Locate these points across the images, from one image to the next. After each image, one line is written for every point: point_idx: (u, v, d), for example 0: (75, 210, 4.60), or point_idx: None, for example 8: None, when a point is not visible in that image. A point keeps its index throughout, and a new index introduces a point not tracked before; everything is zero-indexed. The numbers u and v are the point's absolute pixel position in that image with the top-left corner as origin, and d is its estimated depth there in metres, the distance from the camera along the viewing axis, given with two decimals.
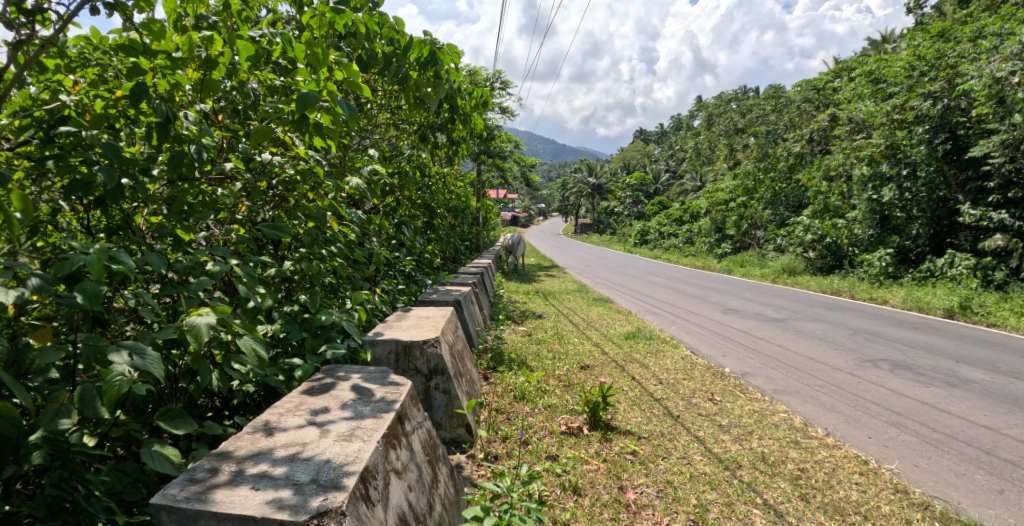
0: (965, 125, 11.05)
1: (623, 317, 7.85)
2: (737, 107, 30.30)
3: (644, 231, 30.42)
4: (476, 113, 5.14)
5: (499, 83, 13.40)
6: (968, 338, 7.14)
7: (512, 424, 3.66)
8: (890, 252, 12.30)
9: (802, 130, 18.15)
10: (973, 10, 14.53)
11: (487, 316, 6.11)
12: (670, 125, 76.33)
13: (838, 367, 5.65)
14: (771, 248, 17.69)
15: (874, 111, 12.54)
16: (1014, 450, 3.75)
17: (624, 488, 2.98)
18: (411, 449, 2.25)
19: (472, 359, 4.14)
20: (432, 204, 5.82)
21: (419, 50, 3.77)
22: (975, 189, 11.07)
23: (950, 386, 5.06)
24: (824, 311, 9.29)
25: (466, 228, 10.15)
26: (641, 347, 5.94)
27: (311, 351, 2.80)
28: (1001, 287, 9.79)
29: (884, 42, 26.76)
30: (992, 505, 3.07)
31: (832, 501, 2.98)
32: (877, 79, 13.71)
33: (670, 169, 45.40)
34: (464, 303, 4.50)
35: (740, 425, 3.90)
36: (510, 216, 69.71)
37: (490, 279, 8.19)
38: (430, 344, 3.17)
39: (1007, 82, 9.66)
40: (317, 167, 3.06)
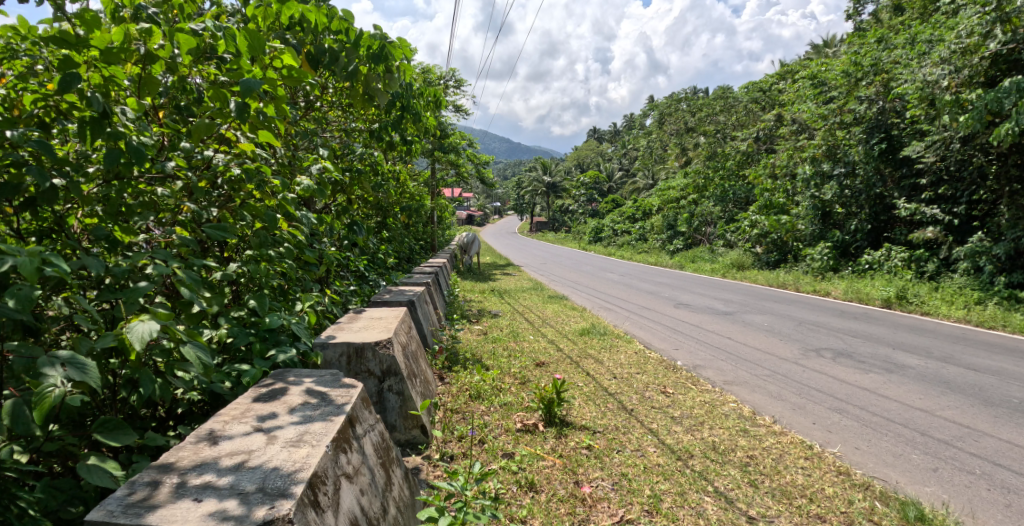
0: (899, 126, 11.68)
1: (578, 314, 7.94)
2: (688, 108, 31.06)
3: (600, 229, 30.83)
4: (430, 110, 5.13)
5: (453, 82, 13.28)
6: (903, 326, 7.54)
7: (467, 423, 3.62)
8: (830, 246, 12.92)
9: (749, 129, 18.79)
10: (906, 16, 15.37)
11: (443, 316, 6.05)
12: (623, 126, 78.32)
13: (785, 357, 5.86)
14: (720, 244, 18.24)
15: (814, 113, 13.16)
16: (947, 430, 3.97)
17: (579, 482, 2.99)
18: (363, 452, 2.19)
19: (427, 359, 4.07)
20: (388, 203, 5.73)
21: (369, 44, 3.74)
22: (910, 186, 11.71)
23: (888, 372, 5.33)
24: (771, 304, 9.64)
25: (421, 227, 10.03)
26: (595, 342, 6.01)
27: (259, 356, 2.71)
28: (933, 278, 10.34)
29: (825, 47, 28.02)
30: (927, 483, 3.25)
31: (780, 486, 3.05)
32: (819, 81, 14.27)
33: (623, 168, 46.42)
34: (418, 303, 4.43)
35: (692, 416, 3.98)
36: (466, 217, 69.54)
37: (445, 278, 8.14)
38: (382, 345, 3.09)
39: (937, 86, 9.69)
40: (262, 164, 3.00)
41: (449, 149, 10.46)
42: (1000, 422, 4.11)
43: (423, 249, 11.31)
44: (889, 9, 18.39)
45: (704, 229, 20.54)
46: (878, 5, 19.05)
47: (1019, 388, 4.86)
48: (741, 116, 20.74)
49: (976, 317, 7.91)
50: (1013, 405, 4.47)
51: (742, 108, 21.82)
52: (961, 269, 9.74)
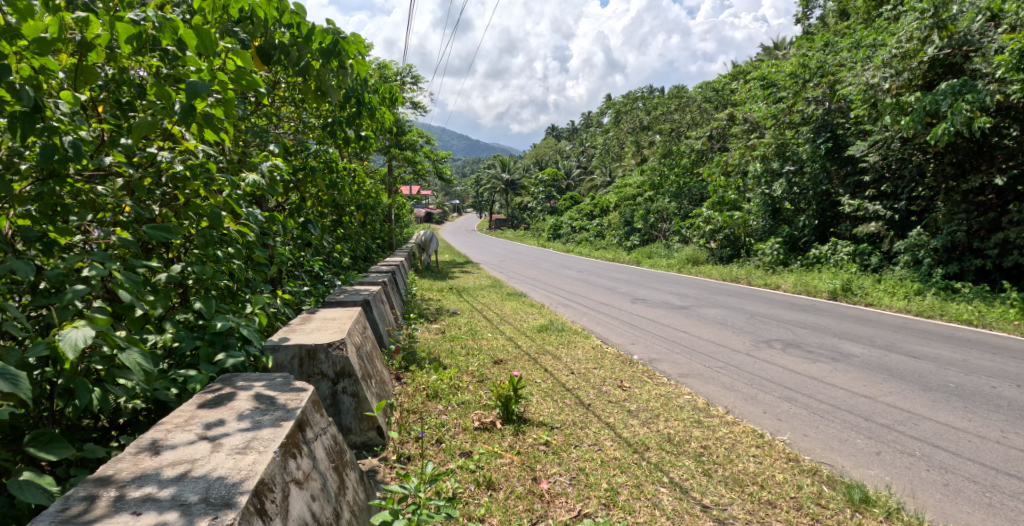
0: (844, 126, 12.18)
1: (537, 311, 7.96)
2: None
3: (559, 226, 31.08)
4: (385, 107, 5.03)
5: (409, 78, 13.08)
6: (849, 317, 7.87)
7: (425, 423, 3.58)
8: (780, 241, 13.38)
9: (703, 128, 19.26)
10: (850, 21, 16.04)
11: (400, 315, 5.96)
12: (580, 125, 79.32)
13: (737, 349, 6.03)
14: (676, 240, 18.65)
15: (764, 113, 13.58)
16: (889, 415, 4.16)
17: (537, 478, 3.00)
18: (314, 456, 2.13)
19: (383, 360, 4.00)
20: (342, 202, 5.60)
21: (321, 38, 3.64)
22: (854, 183, 12.24)
23: (834, 361, 5.56)
24: (724, 297, 9.92)
25: (378, 226, 9.87)
26: (553, 339, 6.05)
27: (207, 360, 2.60)
28: (877, 270, 10.84)
29: (775, 49, 28.95)
30: (871, 466, 3.40)
31: (732, 474, 3.14)
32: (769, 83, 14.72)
33: (581, 165, 46.94)
34: (373, 303, 4.35)
35: (648, 409, 4.05)
36: (426, 215, 68.93)
37: (403, 277, 8.03)
38: (336, 347, 3.02)
39: (879, 89, 10.03)
40: (209, 162, 2.88)
41: (405, 146, 10.31)
42: (937, 406, 4.35)
43: (381, 248, 11.13)
44: (834, 14, 19.14)
45: (660, 225, 20.96)
46: (824, 8, 19.78)
47: (953, 373, 5.15)
48: (695, 115, 21.23)
49: (915, 307, 8.33)
50: (949, 389, 4.72)
51: (696, 107, 22.32)
52: (902, 262, 10.25)
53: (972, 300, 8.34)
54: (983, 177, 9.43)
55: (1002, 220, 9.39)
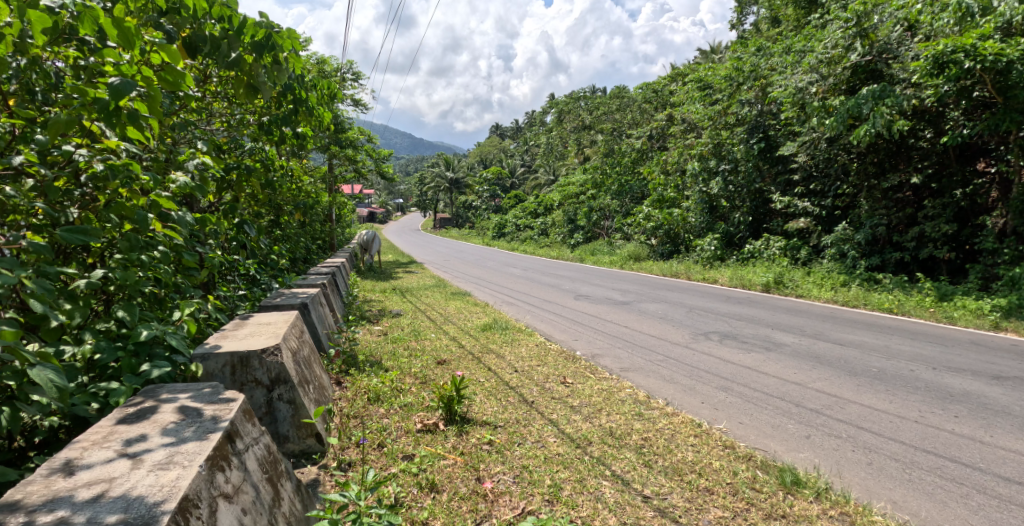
0: (775, 127, 12.78)
1: (481, 310, 7.94)
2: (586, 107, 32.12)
3: (503, 225, 31.21)
4: (323, 104, 4.89)
5: (351, 75, 12.76)
6: (780, 308, 8.28)
7: (366, 428, 3.50)
8: (717, 237, 13.93)
9: (643, 128, 19.78)
10: (780, 28, 16.87)
11: (340, 318, 5.81)
12: (524, 123, 79.84)
13: (676, 342, 6.23)
14: (618, 237, 19.08)
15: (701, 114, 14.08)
16: (817, 400, 4.40)
17: (481, 478, 3.00)
18: (246, 468, 2.04)
19: (322, 365, 3.89)
20: (279, 201, 5.40)
21: (254, 32, 3.48)
22: (784, 181, 12.88)
23: (767, 350, 5.83)
24: (664, 292, 10.23)
25: (319, 226, 9.58)
26: (497, 337, 6.05)
27: (131, 372, 2.45)
28: (806, 263, 11.45)
29: (711, 53, 30.06)
30: (801, 449, 3.59)
31: (672, 464, 3.23)
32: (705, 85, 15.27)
33: (525, 164, 47.31)
34: (311, 306, 4.22)
35: (590, 404, 4.11)
36: (370, 215, 67.63)
37: (344, 279, 7.85)
38: (270, 353, 2.91)
39: (807, 92, 10.60)
40: (132, 162, 2.71)
41: (346, 144, 10.05)
42: (860, 390, 4.63)
43: (322, 248, 10.81)
44: (766, 21, 20.07)
45: (603, 222, 21.40)
46: (757, 15, 20.70)
47: (875, 359, 5.51)
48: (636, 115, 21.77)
49: (841, 298, 8.86)
50: (872, 373, 5.05)
51: (637, 107, 22.89)
52: (829, 255, 10.85)
53: (892, 290, 8.95)
54: (901, 176, 10.18)
55: (917, 216, 10.12)
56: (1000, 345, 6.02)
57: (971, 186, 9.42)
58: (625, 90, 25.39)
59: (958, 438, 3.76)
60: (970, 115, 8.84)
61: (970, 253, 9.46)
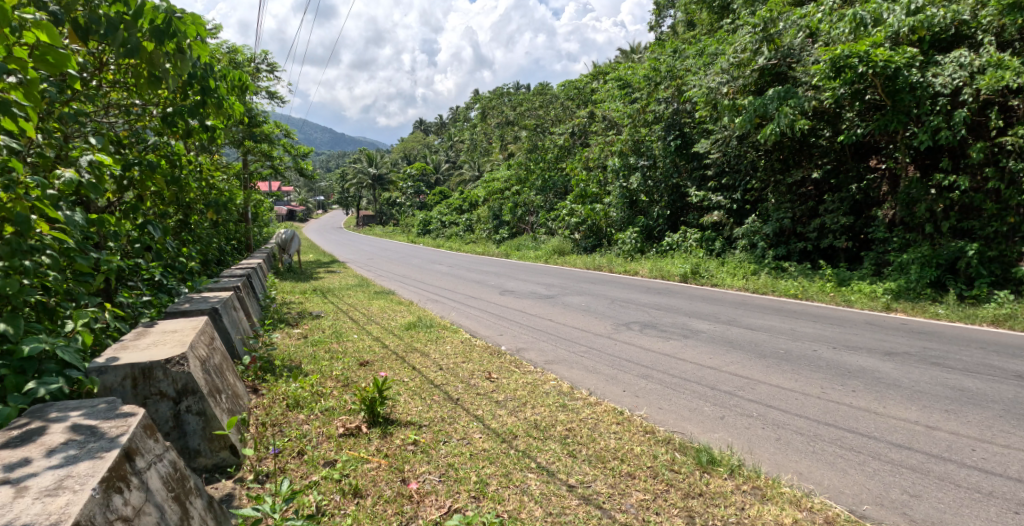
0: (689, 125, 13.44)
1: (405, 309, 7.82)
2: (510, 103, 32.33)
3: (428, 221, 30.89)
4: (234, 96, 4.63)
5: (266, 66, 12.15)
6: (696, 297, 8.75)
7: (284, 436, 3.37)
8: (638, 231, 14.49)
9: (566, 124, 20.19)
10: (694, 31, 17.73)
11: (257, 321, 5.56)
12: (448, 118, 79.29)
13: (599, 333, 6.44)
14: (543, 232, 19.41)
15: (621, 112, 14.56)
16: (730, 382, 4.69)
17: (406, 479, 2.97)
18: (147, 488, 1.90)
19: (235, 372, 3.69)
20: (189, 199, 5.06)
21: (153, 16, 3.23)
22: (699, 177, 13.59)
23: (685, 338, 6.14)
24: (588, 285, 10.53)
25: (233, 225, 9.08)
26: (422, 336, 6.00)
27: (14, 391, 2.23)
28: (720, 254, 12.15)
29: (631, 52, 31.14)
30: (716, 430, 3.81)
31: (595, 452, 3.35)
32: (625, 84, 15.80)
33: (450, 160, 47.09)
34: (222, 311, 4.00)
35: (515, 398, 4.17)
36: (289, 212, 64.90)
37: (261, 280, 7.49)
38: (175, 363, 2.73)
39: (718, 92, 11.22)
40: (10, 157, 2.46)
41: (262, 139, 9.57)
42: (769, 371, 4.98)
43: (237, 249, 10.25)
44: (680, 24, 21.04)
45: (527, 218, 21.68)
46: (673, 18, 21.64)
47: (781, 341, 5.94)
48: (559, 112, 22.20)
49: (751, 285, 9.49)
50: (780, 355, 5.44)
51: (560, 104, 23.33)
52: (740, 246, 11.54)
53: (797, 277, 9.67)
54: (804, 171, 11.04)
55: (818, 208, 10.99)
56: (889, 324, 6.69)
57: (864, 181, 10.34)
58: (548, 88, 25.80)
59: (853, 410, 4.13)
60: (862, 117, 9.67)
61: (864, 242, 10.39)
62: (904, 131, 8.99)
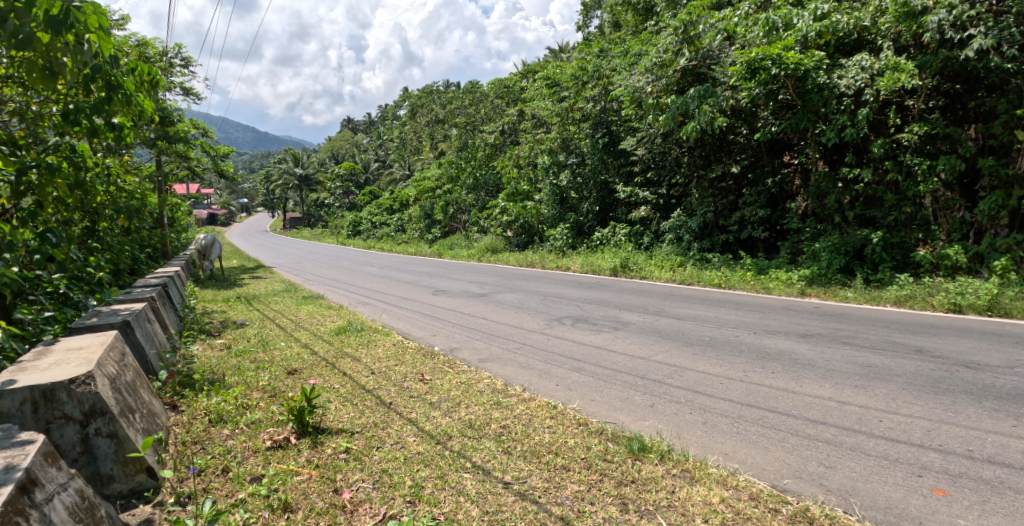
0: (616, 123, 13.84)
1: (336, 313, 7.62)
2: (440, 101, 32.07)
3: (357, 222, 30.17)
4: (143, 94, 4.36)
5: (180, 60, 11.47)
6: (626, 290, 9.05)
7: (207, 453, 3.23)
8: (569, 227, 14.77)
9: (496, 123, 20.27)
10: (618, 32, 18.26)
11: (175, 332, 5.29)
12: (378, 115, 77.59)
13: (532, 329, 6.54)
14: (475, 231, 19.41)
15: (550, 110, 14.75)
16: (659, 371, 4.89)
17: (339, 489, 2.92)
18: (47, 521, 1.82)
19: (151, 389, 3.49)
20: (98, 205, 4.73)
21: (47, 6, 2.98)
22: (626, 173, 14.04)
23: (617, 330, 6.35)
24: (522, 282, 10.66)
25: (146, 232, 8.53)
26: (353, 340, 5.88)
27: None
28: (648, 248, 12.60)
29: (558, 51, 31.71)
30: (646, 417, 3.97)
31: (530, 447, 3.41)
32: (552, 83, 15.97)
33: (379, 159, 46.19)
34: (133, 325, 3.76)
35: (449, 399, 4.18)
36: (208, 215, 61.42)
37: (178, 289, 7.09)
38: (80, 383, 2.56)
39: (642, 91, 11.60)
40: None
41: (176, 138, 9.04)
42: (696, 358, 5.23)
43: (152, 256, 9.63)
44: (604, 26, 21.61)
45: (459, 216, 21.65)
46: (598, 19, 22.20)
47: (708, 329, 6.25)
48: (489, 111, 22.24)
49: (679, 277, 9.91)
50: (705, 342, 5.73)
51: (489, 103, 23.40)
52: (668, 240, 11.99)
53: (720, 267, 10.18)
54: (724, 166, 11.64)
55: (738, 202, 11.61)
56: (805, 308, 7.18)
57: (779, 175, 11.03)
58: (477, 86, 25.82)
59: (773, 390, 4.41)
60: (776, 115, 10.27)
61: (780, 233, 11.06)
62: (814, 129, 9.64)
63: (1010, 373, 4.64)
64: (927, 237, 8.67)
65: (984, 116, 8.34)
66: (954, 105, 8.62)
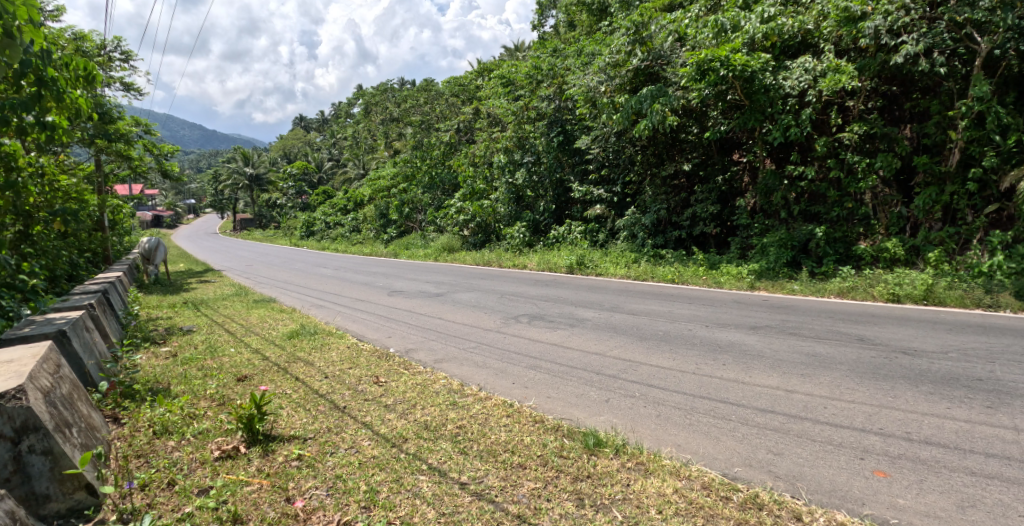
0: (570, 122, 13.99)
1: (287, 317, 7.45)
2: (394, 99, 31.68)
3: (311, 222, 29.52)
4: (79, 90, 4.16)
5: (120, 54, 10.96)
6: (583, 287, 9.17)
7: (151, 466, 3.13)
8: (525, 225, 14.85)
9: (451, 121, 20.17)
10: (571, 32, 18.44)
11: (116, 341, 5.11)
12: (332, 112, 75.97)
13: (489, 328, 6.56)
14: (432, 230, 19.29)
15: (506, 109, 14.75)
16: (615, 366, 4.99)
17: (292, 498, 2.87)
18: None
19: (90, 401, 3.36)
20: (30, 206, 4.49)
21: None
22: (581, 171, 14.23)
23: (573, 326, 6.44)
24: (479, 281, 10.67)
25: (84, 235, 8.13)
26: (305, 344, 5.77)
27: None
28: (603, 245, 12.80)
29: (513, 50, 31.81)
30: (601, 412, 4.05)
31: (487, 446, 3.43)
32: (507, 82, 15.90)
33: (333, 157, 45.26)
34: (68, 335, 3.60)
35: (405, 401, 4.15)
36: (152, 216, 58.86)
37: (120, 295, 6.81)
38: (10, 398, 2.45)
39: (596, 91, 11.74)
40: None
41: (117, 137, 8.65)
42: (650, 352, 5.35)
43: (91, 261, 9.19)
44: (558, 25, 21.79)
45: (415, 216, 21.47)
46: (552, 19, 22.37)
47: (661, 323, 6.40)
48: (444, 109, 22.11)
49: (633, 273, 10.11)
50: (660, 336, 5.86)
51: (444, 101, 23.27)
52: (623, 236, 12.22)
53: (673, 263, 10.42)
54: (676, 164, 11.92)
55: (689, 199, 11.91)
56: (754, 301, 7.44)
57: (728, 173, 11.36)
58: (432, 84, 25.62)
59: (724, 382, 4.56)
60: (725, 115, 10.57)
61: (730, 228, 11.40)
62: (761, 128, 9.99)
63: (943, 358, 4.93)
64: (867, 231, 9.08)
65: (918, 117, 8.88)
66: (890, 106, 9.18)
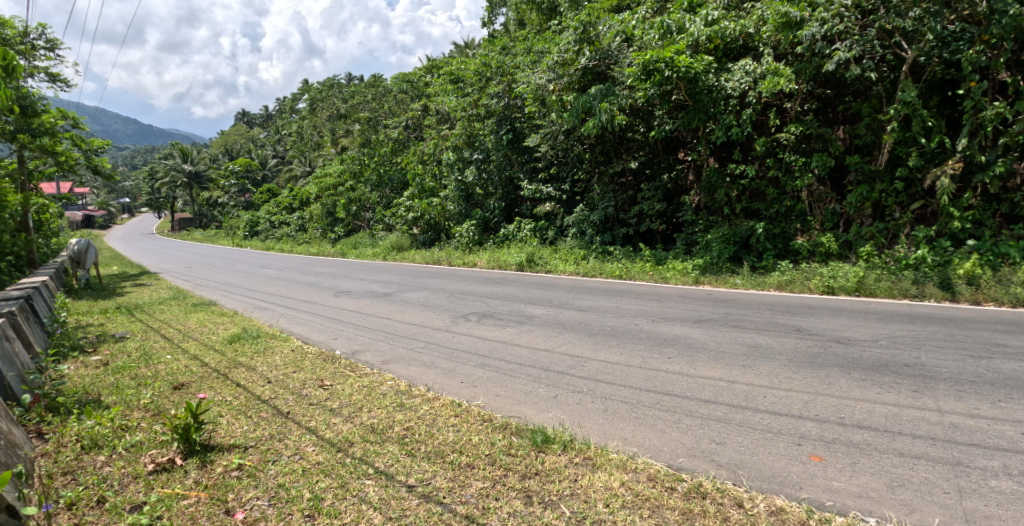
0: (520, 120, 14.11)
1: (228, 320, 7.21)
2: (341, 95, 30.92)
3: (254, 220, 28.55)
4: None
5: (42, 42, 10.27)
6: (532, 284, 9.26)
7: (79, 484, 2.99)
8: (475, 223, 14.83)
9: (400, 118, 19.88)
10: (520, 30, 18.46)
11: (41, 349, 4.88)
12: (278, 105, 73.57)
13: (438, 327, 6.54)
14: (380, 229, 19.01)
15: (455, 106, 14.64)
16: (563, 362, 5.06)
17: (232, 509, 2.80)
18: None
19: (11, 416, 3.17)
20: None
21: None
22: (530, 169, 14.35)
23: (522, 323, 6.50)
24: (428, 280, 10.60)
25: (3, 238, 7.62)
26: (247, 348, 5.60)
27: None
28: (552, 242, 12.97)
29: (463, 47, 31.67)
30: (549, 409, 4.11)
31: (434, 447, 3.43)
32: (455, 79, 15.26)
33: (277, 153, 43.82)
34: None
35: (351, 404, 4.10)
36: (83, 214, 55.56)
37: (45, 301, 6.44)
38: None
39: (545, 89, 11.80)
40: None
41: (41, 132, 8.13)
42: (598, 347, 5.46)
43: (14, 264, 8.62)
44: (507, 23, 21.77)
45: (363, 214, 21.12)
46: (502, 16, 22.36)
47: (610, 319, 6.54)
48: (392, 106, 21.73)
49: (583, 269, 10.27)
50: (608, 332, 5.99)
51: (392, 97, 22.89)
52: (572, 233, 12.43)
53: (621, 259, 10.64)
54: (624, 162, 12.16)
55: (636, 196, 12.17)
56: (698, 295, 7.70)
57: (673, 171, 11.73)
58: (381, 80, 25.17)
59: (670, 375, 4.70)
60: (670, 114, 10.83)
61: (675, 225, 11.72)
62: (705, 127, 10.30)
63: (873, 345, 5.25)
64: (805, 226, 9.58)
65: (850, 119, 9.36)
66: (825, 108, 9.63)
